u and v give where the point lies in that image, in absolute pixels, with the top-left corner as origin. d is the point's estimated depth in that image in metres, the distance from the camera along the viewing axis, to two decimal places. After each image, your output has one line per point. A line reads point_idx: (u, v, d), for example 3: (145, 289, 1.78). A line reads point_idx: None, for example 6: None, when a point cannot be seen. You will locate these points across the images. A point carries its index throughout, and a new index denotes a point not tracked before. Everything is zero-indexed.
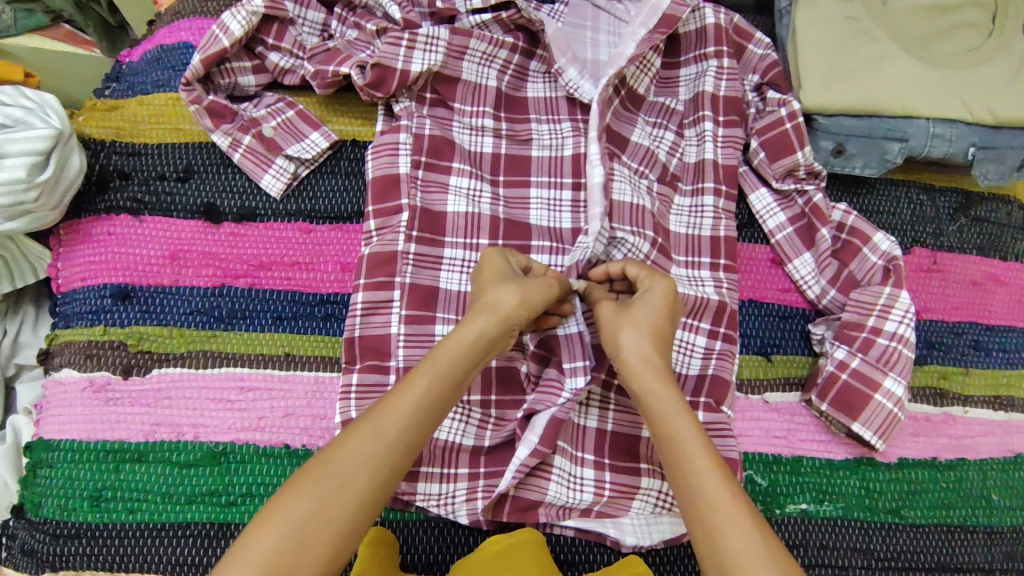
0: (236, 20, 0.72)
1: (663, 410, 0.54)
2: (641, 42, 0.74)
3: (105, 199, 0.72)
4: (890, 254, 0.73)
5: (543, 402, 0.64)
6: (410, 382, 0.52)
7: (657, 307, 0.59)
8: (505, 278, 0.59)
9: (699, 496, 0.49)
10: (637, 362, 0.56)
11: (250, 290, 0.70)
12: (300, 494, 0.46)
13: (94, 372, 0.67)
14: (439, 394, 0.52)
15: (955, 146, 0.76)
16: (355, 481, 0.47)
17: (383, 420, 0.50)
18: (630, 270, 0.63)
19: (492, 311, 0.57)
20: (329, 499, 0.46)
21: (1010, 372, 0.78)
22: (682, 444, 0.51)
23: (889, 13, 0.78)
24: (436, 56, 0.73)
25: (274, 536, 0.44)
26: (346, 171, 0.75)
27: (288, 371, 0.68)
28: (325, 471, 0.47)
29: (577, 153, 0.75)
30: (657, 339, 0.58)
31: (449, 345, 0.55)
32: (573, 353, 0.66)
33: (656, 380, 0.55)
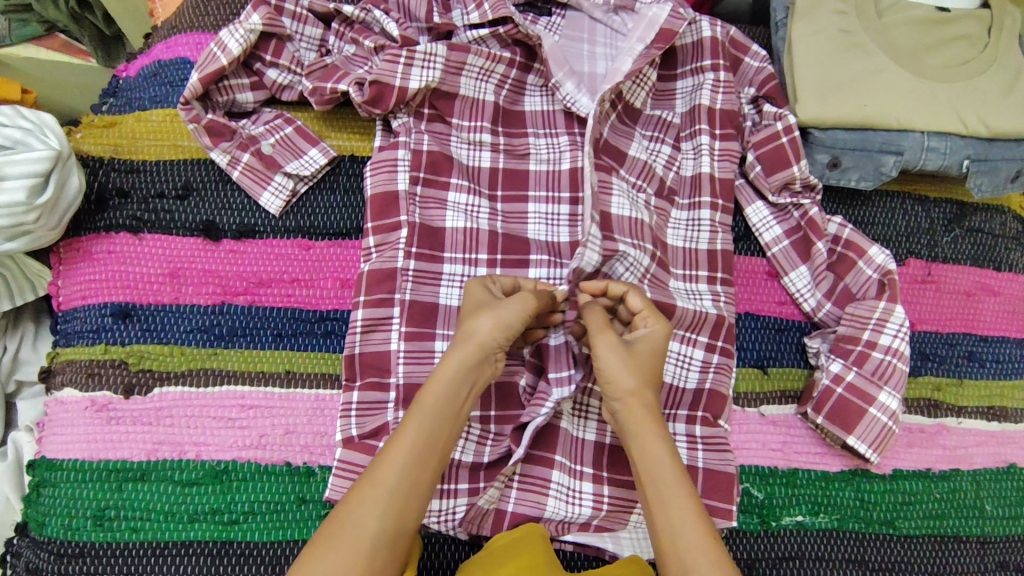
0: (234, 37, 0.72)
1: (652, 448, 0.56)
2: (639, 57, 0.75)
3: (104, 217, 0.72)
4: (884, 267, 0.74)
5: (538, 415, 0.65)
6: (402, 430, 0.54)
7: (657, 347, 0.61)
8: (483, 307, 0.60)
9: (681, 538, 0.52)
10: (628, 397, 0.58)
11: (249, 307, 0.70)
12: (321, 556, 0.48)
13: (96, 392, 0.67)
14: (435, 436, 0.55)
15: (950, 159, 0.77)
16: (369, 533, 0.50)
17: (381, 472, 0.52)
18: (635, 299, 0.64)
19: (472, 341, 0.58)
20: (349, 555, 0.49)
21: (1003, 382, 0.79)
22: (664, 475, 0.55)
23: (884, 26, 0.78)
24: (434, 72, 0.73)
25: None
26: (345, 187, 0.75)
27: (289, 389, 0.68)
28: (340, 529, 0.50)
29: (575, 167, 0.75)
30: (651, 376, 0.59)
31: (434, 385, 0.56)
32: (560, 364, 0.68)
33: (648, 416, 0.57)
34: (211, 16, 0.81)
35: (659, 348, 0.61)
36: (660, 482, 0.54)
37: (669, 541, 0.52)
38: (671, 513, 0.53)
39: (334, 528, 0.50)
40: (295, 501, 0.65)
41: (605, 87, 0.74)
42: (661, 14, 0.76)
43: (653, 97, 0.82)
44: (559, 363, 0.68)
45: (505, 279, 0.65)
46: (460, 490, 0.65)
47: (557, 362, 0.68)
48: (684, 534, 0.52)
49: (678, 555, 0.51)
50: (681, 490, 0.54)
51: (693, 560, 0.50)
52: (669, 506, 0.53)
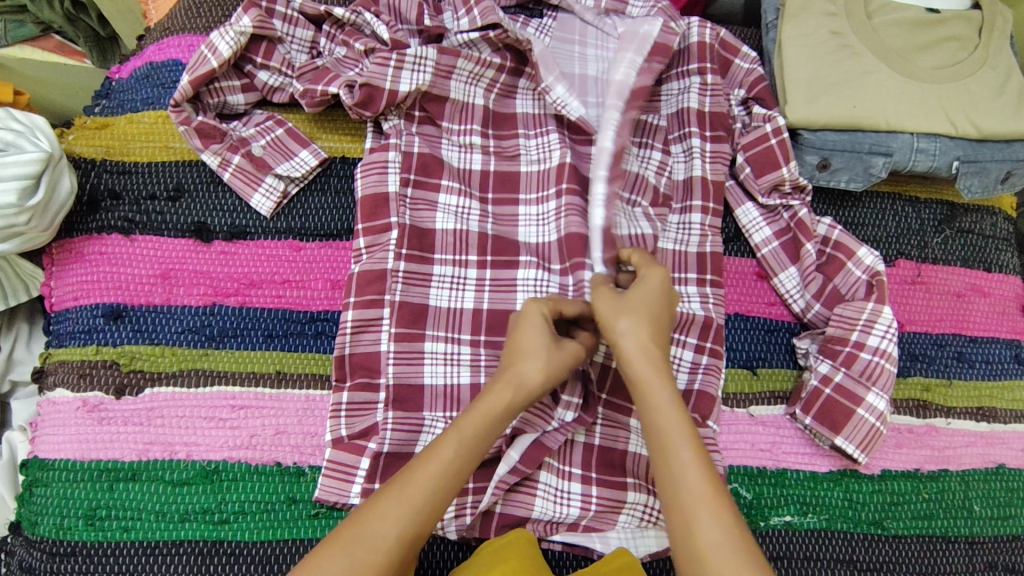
0: (225, 40, 0.72)
1: (653, 399, 0.55)
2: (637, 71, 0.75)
3: (97, 218, 0.73)
4: (873, 268, 0.74)
5: (533, 424, 0.66)
6: (437, 450, 0.54)
7: (656, 297, 0.60)
8: (536, 349, 0.58)
9: (683, 498, 0.51)
10: (634, 352, 0.57)
11: (240, 308, 0.71)
12: (333, 556, 0.49)
13: (87, 393, 0.68)
14: (462, 467, 0.55)
15: (939, 160, 0.77)
16: (385, 543, 0.50)
17: (409, 487, 0.52)
18: (635, 256, 0.64)
19: (517, 385, 0.57)
20: (360, 561, 0.49)
21: (993, 383, 0.79)
22: (670, 432, 0.53)
23: (874, 27, 0.78)
24: (425, 76, 0.73)
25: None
26: (336, 189, 0.76)
27: (279, 389, 0.68)
28: (357, 532, 0.50)
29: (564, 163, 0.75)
30: (653, 328, 0.58)
31: (476, 413, 0.56)
32: (575, 391, 0.67)
33: (649, 367, 0.57)
34: (203, 18, 0.81)
35: (659, 295, 0.60)
36: (665, 435, 0.54)
37: (670, 492, 0.52)
38: (682, 476, 0.52)
39: (350, 529, 0.50)
40: (285, 501, 0.65)
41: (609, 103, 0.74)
42: (653, 31, 0.78)
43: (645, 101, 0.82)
44: (574, 388, 0.67)
45: (559, 304, 0.63)
46: (449, 489, 0.65)
47: (572, 387, 0.67)
48: (686, 484, 0.51)
49: (680, 506, 0.51)
50: (687, 447, 0.52)
51: (694, 512, 0.50)
52: (670, 459, 0.52)
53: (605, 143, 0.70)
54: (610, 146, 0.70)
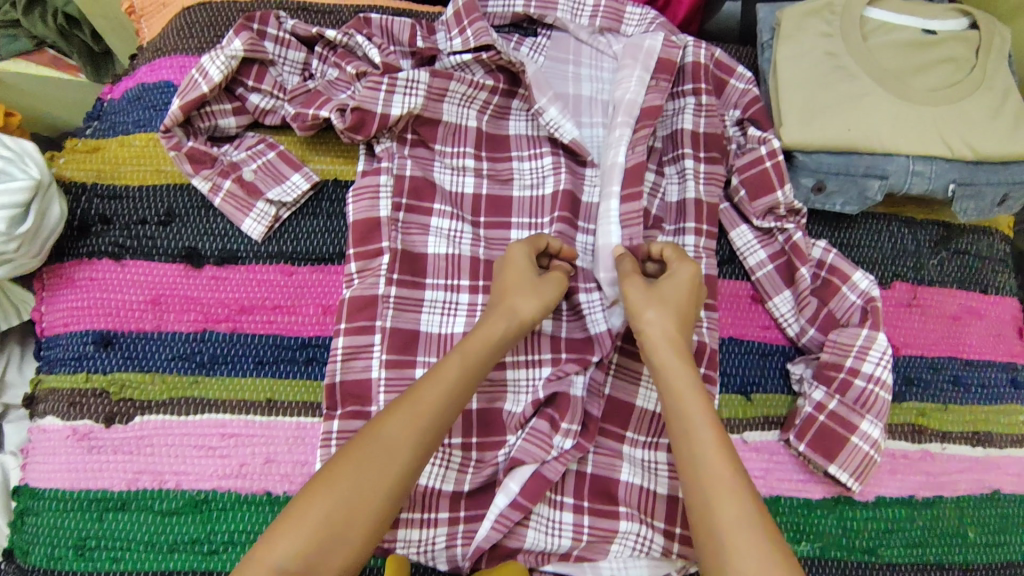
0: (215, 64, 0.71)
1: (678, 389, 0.58)
2: (645, 88, 0.77)
3: (87, 243, 0.72)
4: (868, 293, 0.74)
5: (532, 454, 0.66)
6: (441, 372, 0.58)
7: (683, 288, 0.64)
8: (522, 284, 0.65)
9: (699, 467, 0.54)
10: (657, 338, 0.62)
11: (231, 334, 0.70)
12: (349, 467, 0.52)
13: (77, 421, 0.67)
14: (463, 386, 0.59)
15: (935, 183, 0.76)
16: (399, 452, 0.54)
17: (417, 404, 0.56)
18: (666, 252, 0.68)
19: (510, 315, 0.63)
20: (373, 470, 0.52)
21: (988, 408, 0.79)
22: (687, 407, 0.57)
23: (870, 48, 0.77)
24: (416, 99, 0.73)
25: (323, 504, 0.50)
26: (328, 212, 0.75)
27: (270, 417, 0.68)
28: (370, 443, 0.53)
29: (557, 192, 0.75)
30: (677, 316, 0.63)
31: (473, 342, 0.61)
32: (575, 418, 0.67)
33: (674, 357, 0.60)
34: (195, 39, 0.81)
35: (687, 286, 0.64)
36: (689, 421, 0.57)
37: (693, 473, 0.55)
38: (698, 447, 0.55)
39: (362, 443, 0.54)
40: None
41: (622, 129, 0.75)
42: (656, 43, 0.78)
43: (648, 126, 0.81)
44: (575, 415, 0.68)
45: (539, 241, 0.69)
46: (440, 519, 0.65)
47: (572, 414, 0.68)
48: (706, 463, 0.54)
49: (702, 484, 0.54)
50: (704, 422, 0.56)
51: (714, 489, 0.53)
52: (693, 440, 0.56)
53: (617, 160, 0.74)
54: (623, 163, 0.74)
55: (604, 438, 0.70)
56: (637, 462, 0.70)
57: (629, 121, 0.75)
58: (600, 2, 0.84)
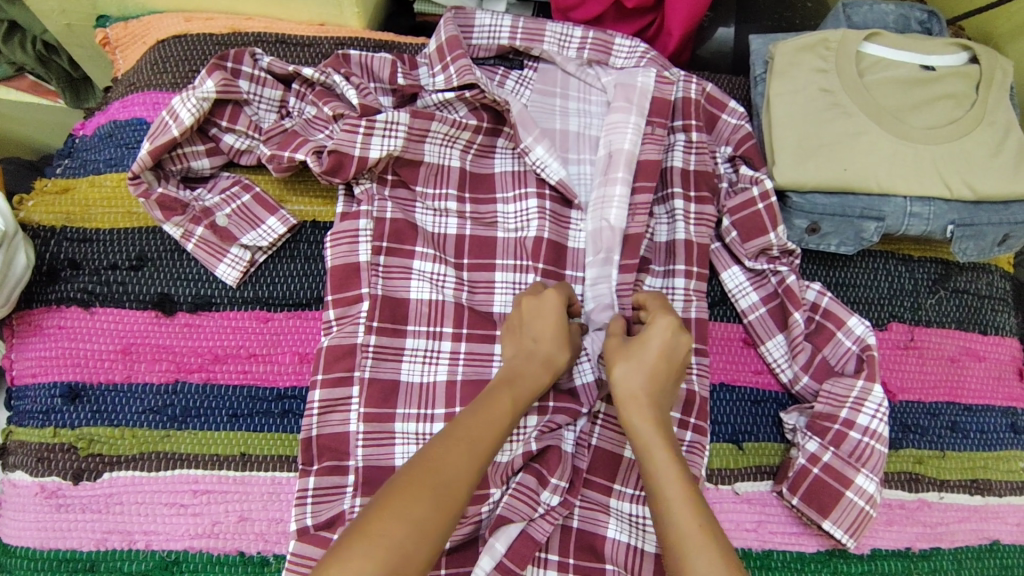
0: (186, 107, 0.69)
1: (646, 445, 0.56)
2: (642, 136, 0.76)
3: (56, 289, 0.70)
4: (863, 340, 0.71)
5: (520, 512, 0.63)
6: (495, 408, 0.57)
7: (657, 345, 0.60)
8: (556, 332, 0.64)
9: (672, 534, 0.51)
10: (623, 398, 0.59)
11: (204, 385, 0.68)
12: (419, 499, 0.48)
13: (45, 477, 0.65)
14: (512, 422, 0.58)
15: (933, 224, 0.74)
16: (461, 487, 0.51)
17: (478, 435, 0.54)
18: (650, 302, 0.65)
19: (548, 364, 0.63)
20: (441, 505, 0.49)
21: (987, 454, 0.76)
22: (658, 469, 0.55)
23: (864, 85, 0.75)
24: (396, 141, 0.71)
25: (390, 537, 0.46)
26: (305, 255, 0.73)
27: (243, 472, 0.66)
28: (437, 474, 0.50)
29: (541, 236, 0.73)
30: (647, 375, 0.59)
31: (519, 381, 0.60)
32: (564, 475, 0.65)
33: (638, 415, 0.58)
34: (169, 74, 0.78)
35: (664, 346, 0.60)
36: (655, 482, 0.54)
37: (663, 535, 0.52)
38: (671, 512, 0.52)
39: (428, 474, 0.50)
40: None
41: (619, 178, 0.73)
42: (649, 82, 0.77)
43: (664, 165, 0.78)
44: (564, 472, 0.65)
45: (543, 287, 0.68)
46: None
47: (562, 469, 0.65)
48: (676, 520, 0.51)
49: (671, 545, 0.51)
50: (676, 486, 0.53)
51: (685, 549, 0.50)
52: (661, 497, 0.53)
53: (618, 225, 0.72)
54: (625, 228, 0.73)
55: (591, 491, 0.68)
56: (625, 516, 0.66)
57: (628, 177, 0.74)
58: (587, 34, 0.81)
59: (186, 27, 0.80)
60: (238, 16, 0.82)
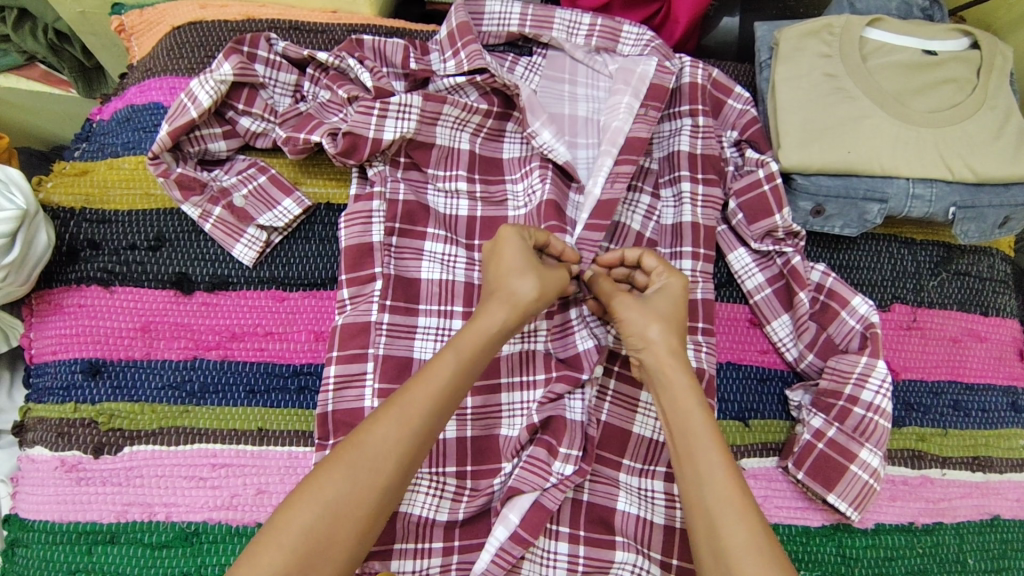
0: (204, 89, 0.71)
1: (686, 408, 0.57)
2: (634, 117, 0.77)
3: (75, 269, 0.71)
4: (868, 318, 0.73)
5: (530, 482, 0.65)
6: (433, 372, 0.55)
7: (677, 301, 0.63)
8: (522, 266, 0.61)
9: (708, 492, 0.53)
10: (659, 354, 0.60)
11: (222, 362, 0.69)
12: (334, 479, 0.50)
13: (65, 452, 0.67)
14: (456, 381, 0.56)
15: (936, 206, 0.75)
16: (385, 461, 0.52)
17: (408, 406, 0.54)
18: (648, 261, 0.66)
19: (510, 303, 0.60)
20: (358, 479, 0.51)
21: (988, 432, 0.78)
22: (696, 430, 0.56)
23: (868, 70, 0.76)
24: (409, 124, 0.72)
25: (308, 513, 0.49)
26: (320, 236, 0.74)
27: (261, 447, 0.67)
28: (357, 452, 0.51)
29: (549, 200, 0.72)
30: (679, 333, 0.61)
31: (469, 335, 0.58)
32: (574, 443, 0.66)
33: (685, 378, 0.58)
34: (185, 59, 0.80)
35: (679, 300, 0.63)
36: (694, 449, 0.55)
37: (699, 495, 0.53)
38: (710, 472, 0.53)
39: (346, 450, 0.52)
40: None
41: (606, 156, 0.75)
42: (649, 69, 0.78)
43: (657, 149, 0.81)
44: (573, 440, 0.66)
45: (537, 234, 0.65)
46: (434, 548, 0.64)
47: (571, 438, 0.66)
48: (714, 487, 0.53)
49: (708, 509, 0.52)
50: (713, 447, 0.54)
51: (721, 514, 0.52)
52: (698, 461, 0.54)
53: (594, 191, 0.73)
54: (599, 194, 0.73)
55: (600, 465, 0.69)
56: (634, 490, 0.68)
57: (612, 150, 0.75)
58: (596, 21, 0.82)
59: (201, 13, 0.82)
60: (252, 3, 0.84)
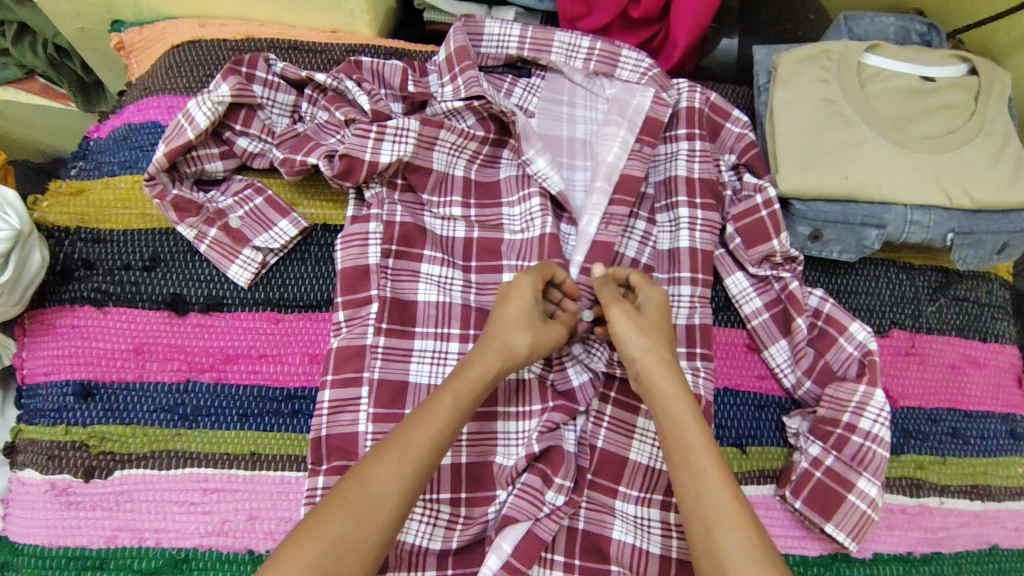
0: (202, 110, 0.70)
1: (675, 412, 0.59)
2: (628, 152, 0.77)
3: (69, 289, 0.71)
4: (865, 345, 0.72)
5: (524, 512, 0.64)
6: (432, 414, 0.56)
7: (660, 310, 0.66)
8: (524, 319, 0.63)
9: (702, 492, 0.54)
10: (650, 364, 0.62)
11: (215, 385, 0.69)
12: (337, 518, 0.49)
13: (56, 475, 0.66)
14: (454, 424, 0.57)
15: (934, 232, 0.75)
16: (386, 503, 0.51)
17: (411, 446, 0.54)
18: (631, 276, 0.69)
19: (503, 354, 0.61)
20: (363, 519, 0.50)
21: (987, 460, 0.77)
22: (688, 437, 0.57)
23: (867, 95, 0.76)
24: (406, 147, 0.72)
25: (314, 551, 0.48)
26: (316, 257, 0.74)
27: (254, 471, 0.66)
28: (358, 492, 0.51)
29: (544, 233, 0.73)
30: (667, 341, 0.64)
31: (462, 380, 0.59)
32: (568, 475, 0.66)
33: (673, 381, 0.60)
34: (183, 78, 0.80)
35: (662, 309, 0.66)
36: (687, 451, 0.56)
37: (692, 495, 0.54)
38: (704, 472, 0.55)
39: (349, 488, 0.51)
40: None
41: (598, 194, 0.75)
42: (644, 102, 0.78)
43: (654, 175, 0.81)
44: (569, 472, 0.66)
45: (546, 269, 0.67)
46: None
47: (566, 470, 0.66)
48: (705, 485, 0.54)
49: (702, 508, 0.53)
50: (705, 449, 0.56)
51: (717, 517, 0.52)
52: (693, 464, 0.56)
53: (588, 230, 0.74)
54: (593, 234, 0.74)
55: (596, 492, 0.69)
56: (630, 518, 0.68)
57: (606, 188, 0.75)
58: (595, 44, 0.82)
59: (201, 32, 0.82)
60: (252, 22, 0.84)
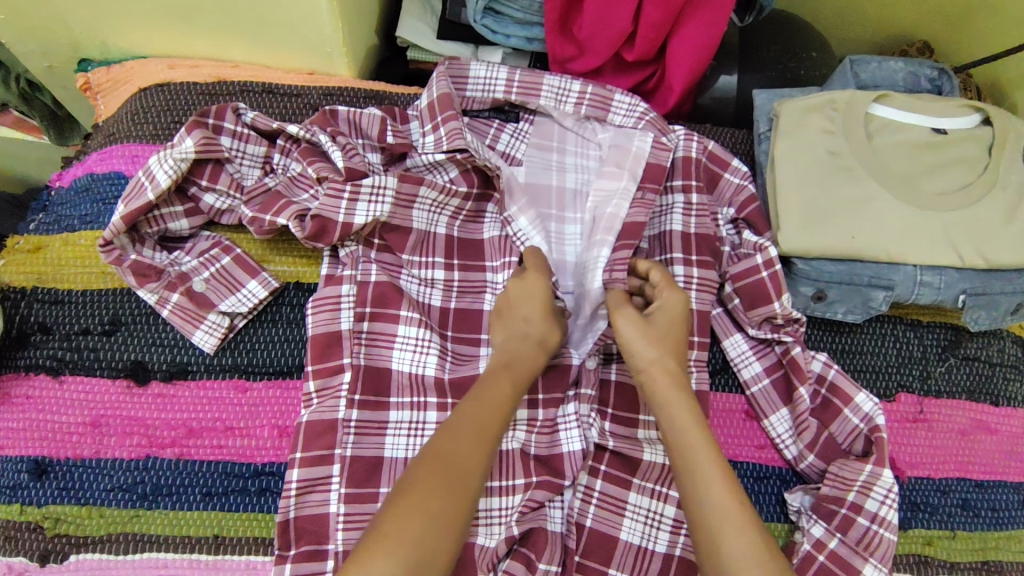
0: (163, 167, 0.66)
1: (677, 420, 0.55)
2: (630, 200, 0.73)
3: (25, 355, 0.66)
4: (872, 418, 0.68)
5: None
6: (454, 441, 0.50)
7: (675, 317, 0.62)
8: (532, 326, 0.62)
9: (705, 502, 0.50)
10: (654, 373, 0.58)
11: (177, 462, 0.64)
12: (407, 523, 0.45)
13: (11, 557, 0.61)
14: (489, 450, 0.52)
15: (945, 293, 0.71)
16: (445, 538, 0.46)
17: (458, 475, 0.48)
18: (655, 275, 0.66)
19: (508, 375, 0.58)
20: (425, 547, 0.44)
21: (999, 534, 0.73)
22: (693, 445, 0.53)
23: (874, 148, 0.72)
24: (381, 208, 0.67)
25: (382, 564, 0.43)
26: (288, 319, 0.70)
27: (218, 556, 0.62)
28: (423, 494, 0.46)
29: None
30: (676, 352, 0.60)
31: (483, 405, 0.54)
32: (554, 558, 0.62)
33: (675, 388, 0.57)
34: (150, 124, 0.75)
35: (678, 318, 0.62)
36: (691, 457, 0.52)
37: (697, 503, 0.50)
38: (707, 478, 0.51)
39: (412, 491, 0.46)
40: None
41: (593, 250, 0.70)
42: (644, 146, 0.75)
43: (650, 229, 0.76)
44: (553, 555, 0.62)
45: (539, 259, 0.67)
46: None
47: (551, 553, 0.62)
48: (712, 494, 0.50)
49: (707, 520, 0.49)
50: (711, 457, 0.52)
51: (721, 526, 0.48)
52: (697, 471, 0.51)
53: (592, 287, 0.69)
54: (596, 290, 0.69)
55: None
56: None
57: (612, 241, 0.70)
58: (586, 88, 0.78)
59: (169, 74, 0.78)
60: (224, 63, 0.80)
